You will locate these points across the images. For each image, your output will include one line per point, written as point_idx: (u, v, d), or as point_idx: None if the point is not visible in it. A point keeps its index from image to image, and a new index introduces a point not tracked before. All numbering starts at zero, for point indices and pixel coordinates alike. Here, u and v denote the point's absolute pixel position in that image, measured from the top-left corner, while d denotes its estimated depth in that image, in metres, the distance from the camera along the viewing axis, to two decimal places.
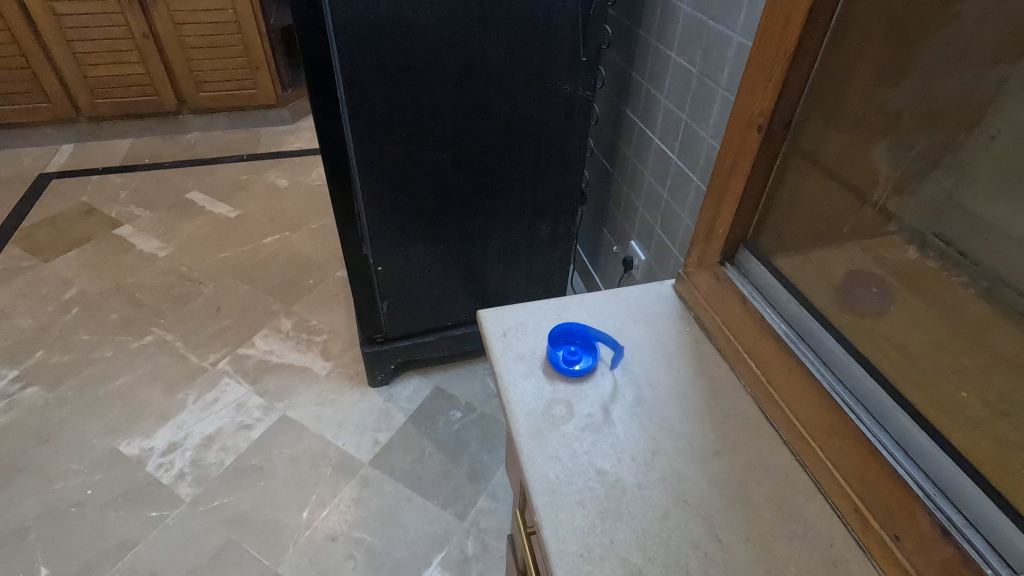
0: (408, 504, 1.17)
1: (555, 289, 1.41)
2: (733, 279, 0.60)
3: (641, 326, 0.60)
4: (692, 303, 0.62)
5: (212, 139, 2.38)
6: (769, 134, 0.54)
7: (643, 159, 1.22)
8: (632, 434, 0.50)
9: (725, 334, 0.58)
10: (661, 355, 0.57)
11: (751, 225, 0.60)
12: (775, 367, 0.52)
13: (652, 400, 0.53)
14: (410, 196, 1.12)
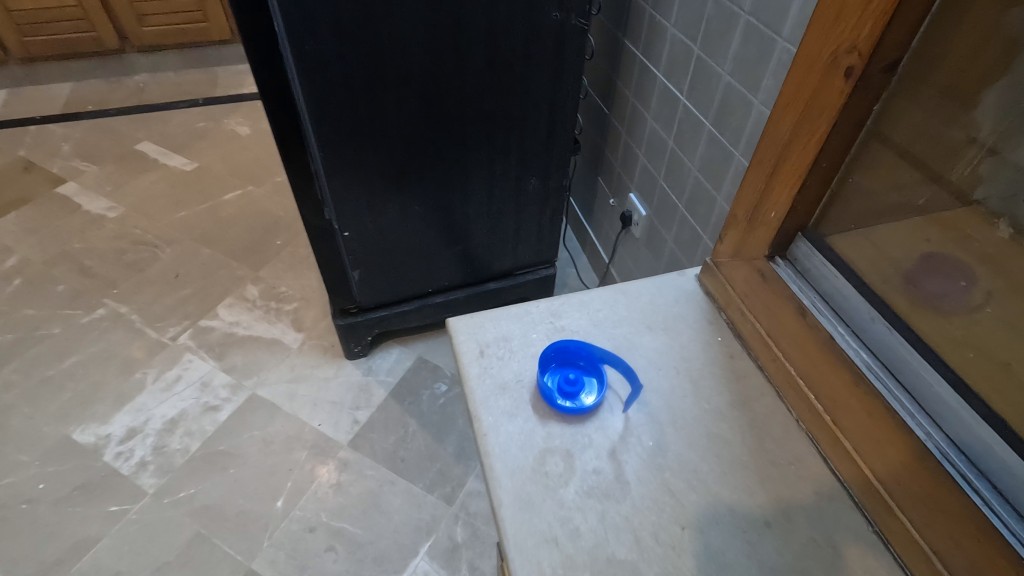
0: (391, 489, 1.09)
1: (547, 250, 1.28)
2: (785, 278, 0.54)
3: (659, 336, 0.53)
4: (725, 302, 0.55)
5: (163, 81, 2.14)
6: (851, 105, 0.45)
7: (645, 100, 1.06)
8: (651, 500, 0.42)
9: (770, 348, 0.50)
10: (687, 380, 0.50)
11: (816, 212, 0.53)
12: (844, 403, 0.45)
13: (677, 447, 0.45)
14: (376, 152, 0.96)
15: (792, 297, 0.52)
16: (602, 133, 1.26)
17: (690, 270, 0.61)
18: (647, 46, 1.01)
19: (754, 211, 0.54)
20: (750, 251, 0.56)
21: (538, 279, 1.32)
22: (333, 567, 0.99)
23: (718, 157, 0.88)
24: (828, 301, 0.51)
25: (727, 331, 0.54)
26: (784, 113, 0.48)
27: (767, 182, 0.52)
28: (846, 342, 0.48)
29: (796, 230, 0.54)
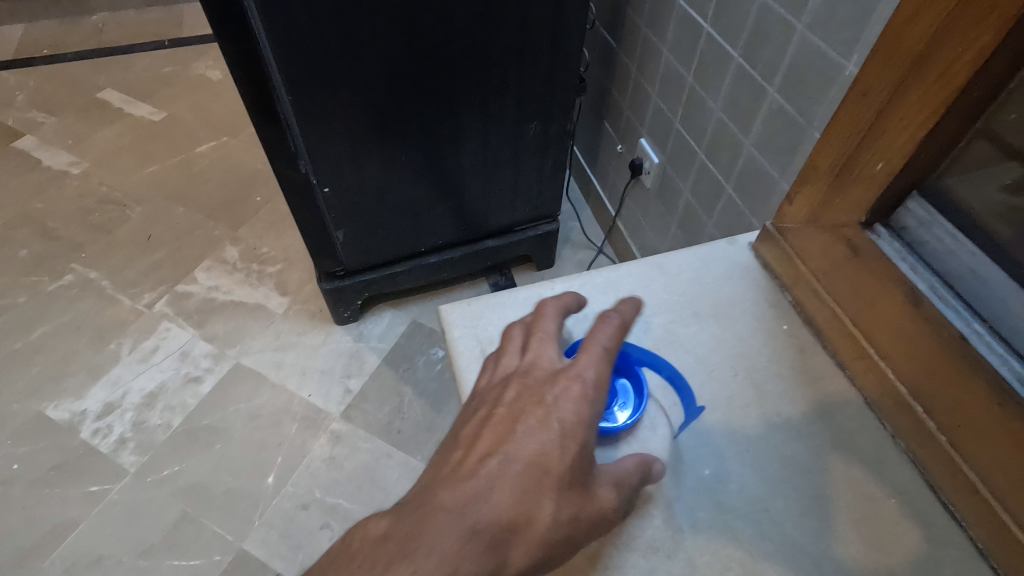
0: (388, 463, 1.03)
1: (549, 204, 1.18)
2: (893, 251, 0.50)
3: (703, 325, 0.49)
4: (792, 282, 0.51)
5: (123, 20, 1.95)
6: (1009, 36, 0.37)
7: (660, 29, 0.93)
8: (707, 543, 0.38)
9: (858, 344, 0.46)
10: (748, 385, 0.46)
11: (929, 168, 0.47)
12: (967, 407, 0.41)
13: (739, 476, 0.41)
14: (355, 94, 0.84)
15: (902, 279, 0.48)
16: (608, 71, 1.13)
17: (741, 237, 0.57)
18: None
19: (848, 161, 0.49)
20: (836, 216, 0.52)
21: (540, 234, 1.22)
22: (328, 545, 0.94)
23: (748, 94, 0.76)
24: (950, 283, 0.47)
25: (796, 318, 0.50)
26: (913, 26, 0.41)
27: (868, 126, 0.46)
28: (977, 337, 0.44)
29: (903, 187, 0.49)
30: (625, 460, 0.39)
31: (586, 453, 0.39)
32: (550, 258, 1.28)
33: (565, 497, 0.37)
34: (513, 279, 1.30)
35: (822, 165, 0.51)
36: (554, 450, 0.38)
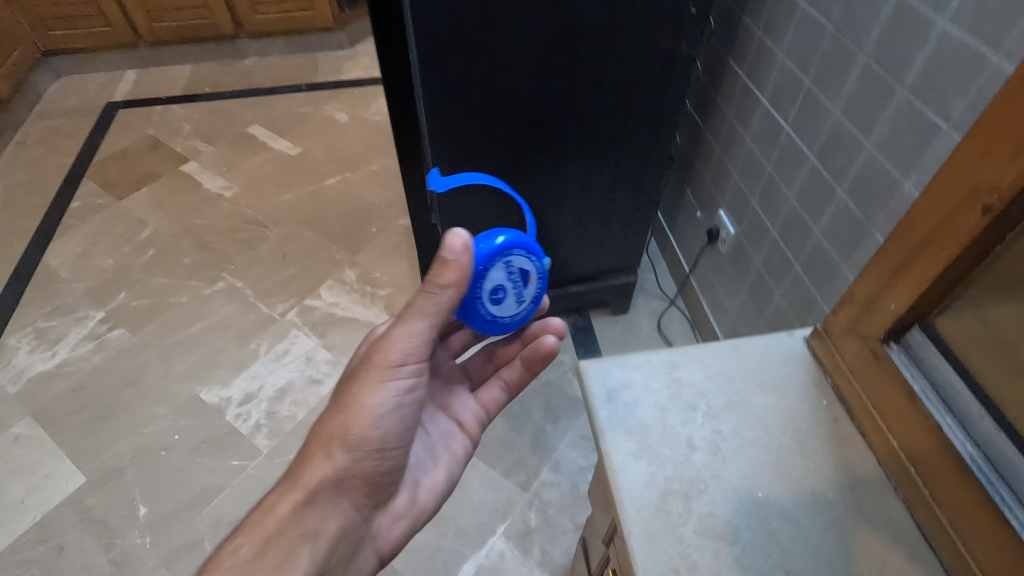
0: (472, 471, 1.19)
1: (631, 258, 1.32)
2: (898, 361, 0.49)
3: (768, 394, 0.54)
4: (832, 367, 0.55)
5: (270, 65, 2.29)
6: (1001, 217, 0.40)
7: (745, 121, 1.07)
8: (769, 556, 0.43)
9: (874, 418, 0.50)
10: (794, 441, 0.50)
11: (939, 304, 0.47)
12: (966, 509, 0.42)
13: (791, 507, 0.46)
14: (483, 166, 1.02)
15: (901, 380, 0.48)
16: (695, 147, 1.28)
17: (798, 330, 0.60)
18: (753, 69, 1.02)
19: (874, 296, 0.50)
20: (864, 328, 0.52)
21: (619, 284, 1.36)
22: (418, 536, 1.11)
23: (820, 190, 0.89)
24: (942, 393, 0.46)
25: (833, 395, 0.54)
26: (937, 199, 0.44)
27: (890, 272, 0.48)
28: (950, 431, 0.44)
29: (912, 320, 0.48)
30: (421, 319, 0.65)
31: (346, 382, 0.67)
32: (625, 305, 1.42)
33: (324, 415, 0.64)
34: (590, 320, 1.45)
35: (852, 288, 0.53)
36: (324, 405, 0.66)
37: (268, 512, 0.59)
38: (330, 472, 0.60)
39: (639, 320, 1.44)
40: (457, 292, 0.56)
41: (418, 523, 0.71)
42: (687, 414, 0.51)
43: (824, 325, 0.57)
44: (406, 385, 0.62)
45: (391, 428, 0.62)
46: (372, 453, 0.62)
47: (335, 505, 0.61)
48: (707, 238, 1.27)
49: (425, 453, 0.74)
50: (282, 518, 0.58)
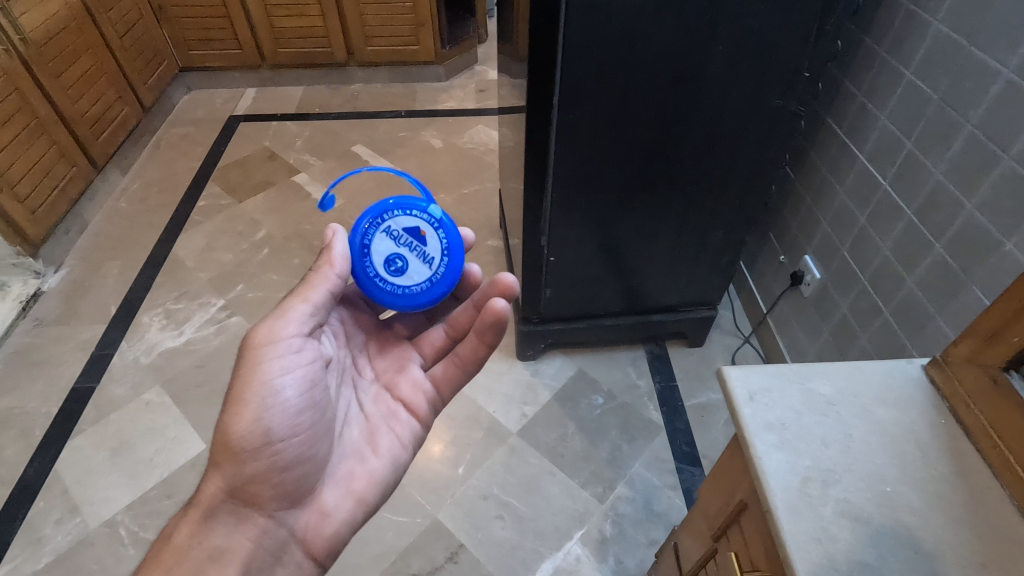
0: (551, 478, 1.27)
1: (713, 294, 1.40)
2: (1018, 386, 0.49)
3: (892, 408, 0.55)
4: (948, 393, 0.55)
5: (373, 91, 2.50)
6: None
7: (839, 175, 1.15)
8: (897, 544, 0.46)
9: (992, 438, 0.50)
10: (917, 446, 0.52)
11: None
12: None
13: (914, 501, 0.48)
14: (594, 196, 1.14)
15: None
16: (782, 194, 1.36)
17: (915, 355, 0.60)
18: (852, 128, 1.10)
19: (995, 327, 0.51)
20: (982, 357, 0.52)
21: (698, 317, 1.44)
22: (501, 532, 1.19)
23: (915, 244, 0.96)
24: None
25: (950, 417, 0.54)
26: None
27: (1014, 308, 0.48)
28: None
29: None
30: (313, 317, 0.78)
31: None
32: (702, 337, 1.49)
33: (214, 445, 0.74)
34: (666, 349, 1.53)
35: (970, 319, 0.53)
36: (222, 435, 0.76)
37: (167, 539, 0.69)
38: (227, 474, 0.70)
39: (713, 353, 1.50)
40: (334, 271, 0.73)
41: (354, 513, 0.78)
42: (830, 417, 0.54)
43: (944, 354, 0.56)
44: (287, 373, 0.72)
45: (281, 417, 0.71)
46: (268, 444, 0.70)
47: (238, 521, 0.71)
48: (790, 281, 1.33)
49: (365, 442, 0.82)
50: (187, 532, 0.68)
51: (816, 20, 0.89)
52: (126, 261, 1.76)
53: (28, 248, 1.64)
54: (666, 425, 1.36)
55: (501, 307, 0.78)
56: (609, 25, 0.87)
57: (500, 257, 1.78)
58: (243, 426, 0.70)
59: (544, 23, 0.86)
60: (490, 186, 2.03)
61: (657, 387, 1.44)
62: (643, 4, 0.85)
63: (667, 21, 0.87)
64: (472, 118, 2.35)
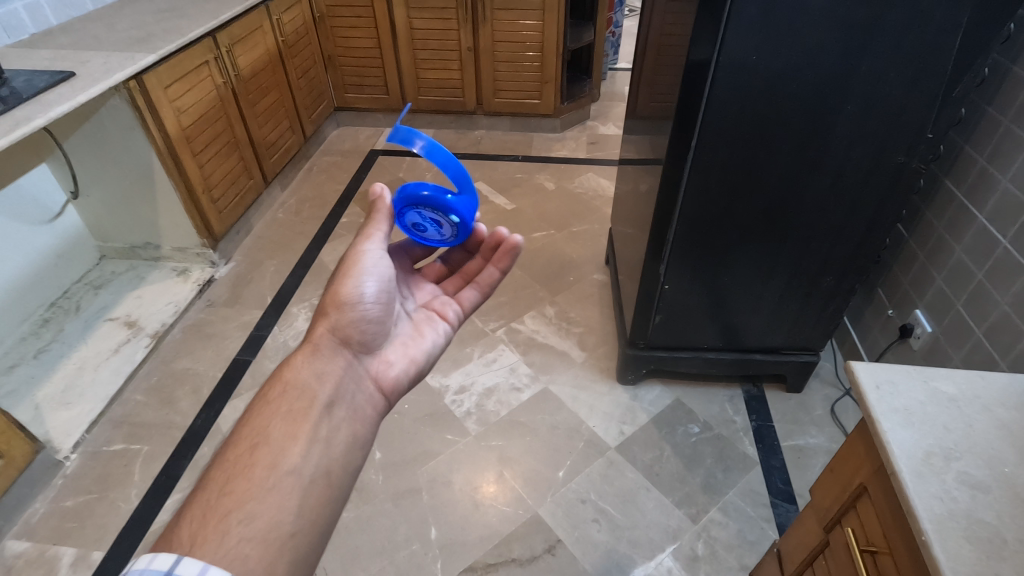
0: (646, 494, 1.34)
1: (816, 339, 1.46)
2: None
3: (1011, 411, 0.62)
4: None
5: (495, 137, 2.79)
6: None
7: (956, 234, 1.21)
8: (1010, 507, 0.54)
9: None
10: None
11: None
12: None
13: None
14: (715, 231, 1.26)
15: None
16: (894, 250, 1.41)
17: None
18: (971, 190, 1.17)
19: None
20: None
21: (799, 361, 1.49)
22: (597, 534, 1.27)
23: None
24: None
25: None
26: None
27: None
28: None
29: None
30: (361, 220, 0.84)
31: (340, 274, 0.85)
32: (801, 383, 1.53)
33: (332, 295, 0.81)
34: (764, 392, 1.58)
35: None
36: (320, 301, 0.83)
37: (286, 372, 0.74)
38: (328, 336, 0.79)
39: (812, 401, 1.54)
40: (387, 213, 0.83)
41: (410, 374, 0.86)
42: (953, 411, 0.62)
43: None
44: (375, 268, 0.82)
45: (372, 310, 0.81)
46: (362, 323, 0.81)
47: (333, 352, 0.78)
48: (898, 333, 1.37)
49: (414, 331, 0.90)
50: (298, 366, 0.74)
51: (943, 87, 1.00)
52: (281, 261, 2.06)
53: (209, 241, 1.95)
54: (761, 461, 1.40)
55: (519, 239, 0.91)
56: (752, 82, 1.02)
57: (604, 290, 1.91)
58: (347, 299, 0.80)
59: (695, 77, 1.03)
60: (598, 227, 2.20)
61: (753, 424, 1.49)
62: (783, 66, 1.00)
63: (803, 80, 1.01)
64: (583, 166, 2.56)
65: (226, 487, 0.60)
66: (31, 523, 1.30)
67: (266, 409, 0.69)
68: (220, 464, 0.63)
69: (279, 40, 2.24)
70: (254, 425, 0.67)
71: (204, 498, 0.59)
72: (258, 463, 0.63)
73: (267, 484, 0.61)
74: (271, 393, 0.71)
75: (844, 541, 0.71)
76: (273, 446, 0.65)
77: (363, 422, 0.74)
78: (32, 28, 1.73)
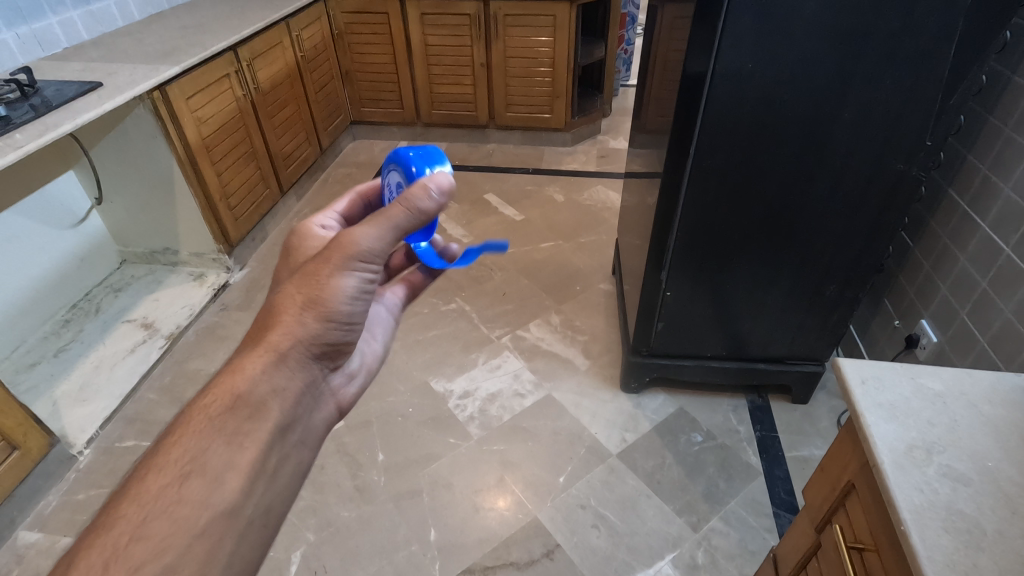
0: (647, 501, 1.34)
1: (821, 349, 1.44)
2: None
3: (997, 407, 0.62)
4: None
5: (506, 151, 2.84)
6: None
7: (960, 243, 1.21)
8: (991, 500, 0.54)
9: None
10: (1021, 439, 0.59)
11: None
12: None
13: (1013, 473, 0.56)
14: (716, 238, 1.26)
15: None
16: (899, 261, 1.41)
17: None
18: (974, 199, 1.17)
19: None
20: None
21: (804, 372, 1.48)
22: (596, 540, 1.27)
23: None
24: None
25: None
26: None
27: None
28: None
29: None
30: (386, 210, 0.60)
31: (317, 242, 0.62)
32: (807, 394, 1.52)
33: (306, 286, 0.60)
34: (769, 402, 1.56)
35: None
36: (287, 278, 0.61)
37: (233, 384, 0.58)
38: (296, 345, 0.60)
39: (818, 412, 1.52)
40: (418, 219, 0.61)
41: (365, 381, 0.77)
42: (938, 406, 0.62)
43: None
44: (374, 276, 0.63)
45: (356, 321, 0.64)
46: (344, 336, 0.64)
47: (303, 368, 0.62)
48: (904, 344, 1.35)
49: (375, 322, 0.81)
50: (249, 377, 0.58)
51: (940, 94, 1.00)
52: None
53: (225, 247, 2.00)
54: (764, 471, 1.39)
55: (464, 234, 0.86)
56: (749, 89, 1.04)
57: (611, 300, 1.92)
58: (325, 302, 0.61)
59: (692, 84, 1.05)
60: (605, 238, 2.22)
61: (757, 434, 1.48)
62: (780, 74, 1.01)
63: (800, 88, 1.03)
64: (592, 179, 2.59)
65: (142, 529, 0.50)
66: (43, 515, 1.33)
67: (202, 426, 0.55)
68: (131, 497, 0.51)
69: (298, 55, 2.32)
70: (188, 448, 0.54)
71: (108, 542, 0.49)
72: (185, 501, 0.52)
73: (190, 531, 0.52)
74: (214, 410, 0.56)
75: (833, 539, 0.71)
76: (208, 479, 0.54)
77: (314, 445, 0.65)
78: (65, 42, 1.82)
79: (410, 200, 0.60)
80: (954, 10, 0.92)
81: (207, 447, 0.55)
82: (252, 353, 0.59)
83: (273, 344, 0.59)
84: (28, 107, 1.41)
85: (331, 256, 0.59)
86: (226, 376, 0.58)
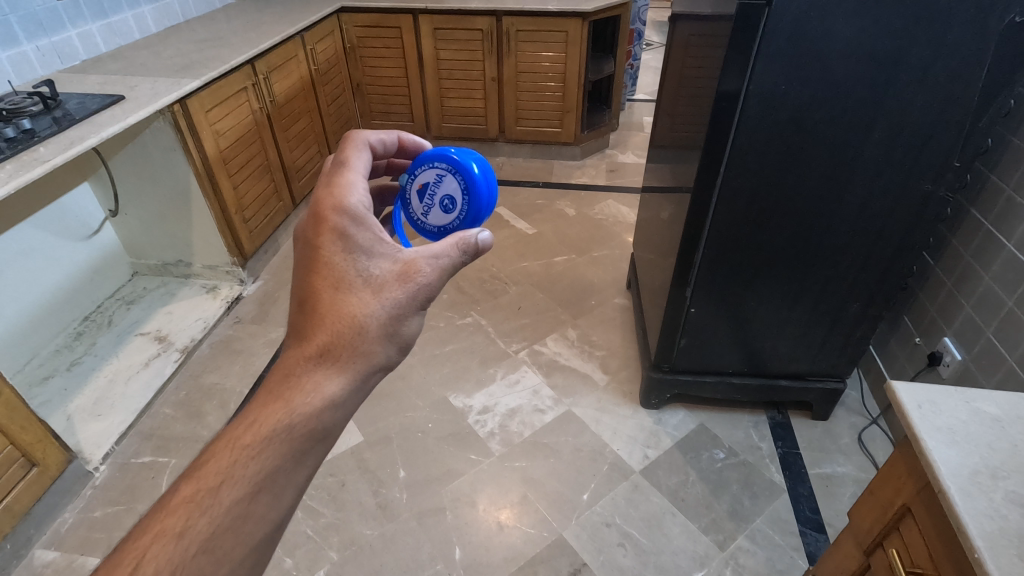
0: (672, 519, 1.33)
1: (844, 365, 1.45)
2: None
3: None
4: None
5: (516, 164, 2.85)
6: None
7: (984, 262, 1.22)
8: None
9: None
10: None
11: None
12: None
13: None
14: (742, 254, 1.27)
15: None
16: (921, 279, 1.42)
17: None
18: (999, 218, 1.18)
19: None
20: None
21: (825, 389, 1.49)
22: (623, 559, 1.26)
23: None
24: None
25: None
26: None
27: None
28: None
29: None
30: (451, 246, 0.66)
31: (388, 262, 0.62)
32: (827, 410, 1.52)
33: (387, 313, 0.61)
34: (789, 419, 1.57)
35: None
36: (364, 299, 0.60)
37: (314, 406, 0.56)
38: (369, 371, 0.60)
39: (838, 429, 1.52)
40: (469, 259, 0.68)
41: None
42: (997, 431, 0.63)
43: None
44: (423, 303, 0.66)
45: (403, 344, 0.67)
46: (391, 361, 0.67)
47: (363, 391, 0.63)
48: (926, 361, 1.36)
49: None
50: (332, 401, 0.57)
51: (969, 116, 1.02)
52: None
53: (238, 259, 2.00)
54: (788, 489, 1.39)
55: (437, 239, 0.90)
56: (780, 111, 1.05)
57: (626, 315, 1.93)
58: (396, 332, 0.62)
59: (724, 105, 1.06)
60: (619, 252, 2.22)
61: (779, 451, 1.48)
62: (812, 95, 1.03)
63: (831, 110, 1.04)
64: (602, 193, 2.60)
65: (210, 541, 0.52)
66: (60, 533, 1.31)
67: (276, 445, 0.55)
68: (200, 506, 0.52)
69: (312, 69, 2.33)
70: (257, 465, 0.54)
71: (177, 550, 0.50)
72: (251, 514, 0.53)
73: (248, 545, 0.53)
74: (295, 432, 0.55)
75: (887, 562, 0.71)
76: (273, 494, 0.55)
77: None
78: (84, 55, 1.82)
79: (467, 243, 0.67)
80: (985, 36, 0.93)
81: (277, 465, 0.55)
82: (330, 375, 0.58)
83: (353, 370, 0.59)
84: (50, 120, 1.41)
85: (413, 290, 0.62)
86: (307, 395, 0.57)
